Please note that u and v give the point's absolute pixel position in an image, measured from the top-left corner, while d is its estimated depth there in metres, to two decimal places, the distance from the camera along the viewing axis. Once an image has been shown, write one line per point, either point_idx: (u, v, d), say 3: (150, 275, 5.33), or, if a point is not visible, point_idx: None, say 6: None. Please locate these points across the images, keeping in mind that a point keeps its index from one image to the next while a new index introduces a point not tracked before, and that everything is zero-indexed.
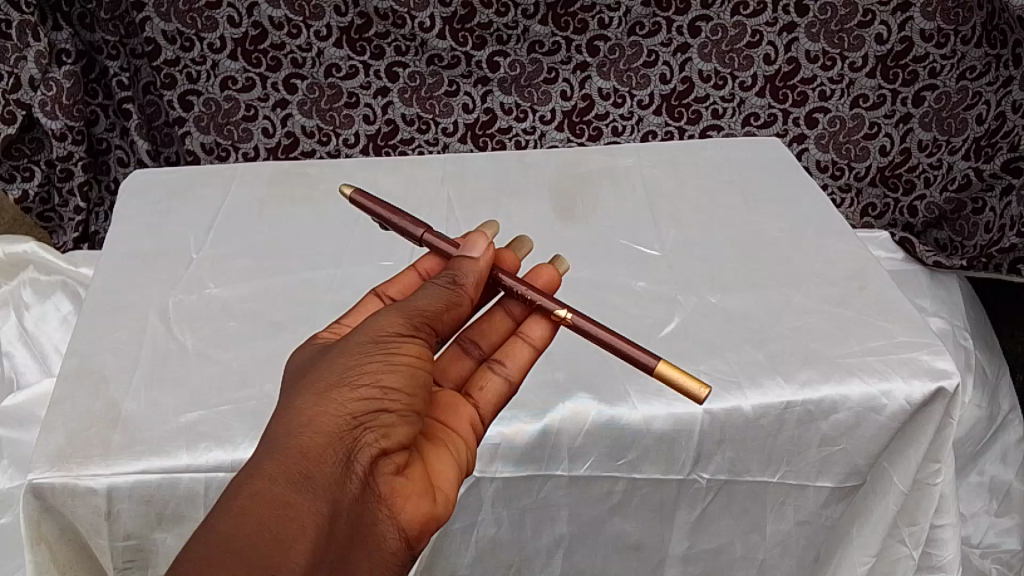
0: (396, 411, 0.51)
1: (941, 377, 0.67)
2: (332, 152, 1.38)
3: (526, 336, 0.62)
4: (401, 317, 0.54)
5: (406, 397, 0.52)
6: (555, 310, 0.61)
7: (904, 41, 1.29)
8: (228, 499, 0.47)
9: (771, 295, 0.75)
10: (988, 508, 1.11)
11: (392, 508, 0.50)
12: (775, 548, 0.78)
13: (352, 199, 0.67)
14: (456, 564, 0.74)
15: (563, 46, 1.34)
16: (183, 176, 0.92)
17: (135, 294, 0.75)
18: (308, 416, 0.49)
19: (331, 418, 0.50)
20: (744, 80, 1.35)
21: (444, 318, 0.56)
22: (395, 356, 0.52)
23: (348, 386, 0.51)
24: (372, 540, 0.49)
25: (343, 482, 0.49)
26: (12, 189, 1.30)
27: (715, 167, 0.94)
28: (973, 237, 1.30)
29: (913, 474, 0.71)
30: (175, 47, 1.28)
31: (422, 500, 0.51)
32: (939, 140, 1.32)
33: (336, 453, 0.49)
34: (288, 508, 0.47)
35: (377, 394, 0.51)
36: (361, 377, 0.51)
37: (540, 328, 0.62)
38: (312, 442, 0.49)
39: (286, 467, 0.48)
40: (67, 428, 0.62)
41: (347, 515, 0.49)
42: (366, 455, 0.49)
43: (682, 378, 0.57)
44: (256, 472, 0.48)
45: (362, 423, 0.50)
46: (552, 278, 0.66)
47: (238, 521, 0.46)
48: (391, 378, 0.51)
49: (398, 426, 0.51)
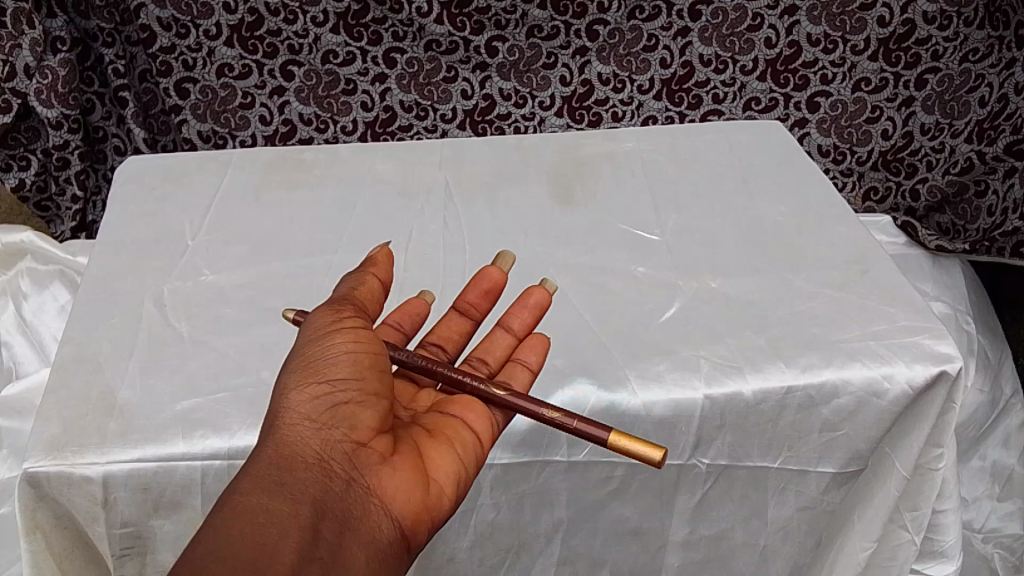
0: (354, 401, 0.52)
1: (944, 361, 0.66)
2: (331, 139, 1.37)
3: (523, 361, 0.63)
4: (331, 310, 0.55)
5: (358, 382, 0.53)
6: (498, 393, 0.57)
7: (906, 23, 1.27)
8: (211, 521, 0.47)
9: (771, 279, 0.74)
10: (990, 492, 1.11)
11: (381, 497, 0.51)
12: (775, 533, 0.78)
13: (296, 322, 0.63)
14: (455, 550, 0.74)
15: (563, 30, 1.32)
16: (178, 162, 0.91)
17: (131, 281, 0.74)
18: (275, 425, 0.51)
19: (297, 424, 0.51)
20: (745, 64, 1.34)
21: (372, 302, 0.58)
22: (337, 346, 0.53)
23: (301, 386, 0.52)
24: (366, 532, 0.50)
25: (321, 480, 0.50)
26: (8, 178, 1.29)
27: (715, 151, 0.93)
28: (975, 220, 1.28)
29: (914, 458, 0.70)
30: (170, 34, 1.27)
31: (408, 485, 0.52)
32: (941, 124, 1.31)
33: (310, 454, 0.51)
34: (271, 514, 0.48)
35: (329, 389, 0.52)
36: (311, 377, 0.52)
37: (534, 353, 0.63)
38: (282, 450, 0.50)
39: (265, 477, 0.49)
40: (62, 416, 0.62)
41: (334, 513, 0.49)
42: (339, 450, 0.51)
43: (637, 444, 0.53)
44: (237, 491, 0.49)
45: (327, 421, 0.52)
46: (543, 294, 0.66)
47: (221, 535, 0.46)
48: (337, 371, 0.53)
49: (362, 415, 0.52)
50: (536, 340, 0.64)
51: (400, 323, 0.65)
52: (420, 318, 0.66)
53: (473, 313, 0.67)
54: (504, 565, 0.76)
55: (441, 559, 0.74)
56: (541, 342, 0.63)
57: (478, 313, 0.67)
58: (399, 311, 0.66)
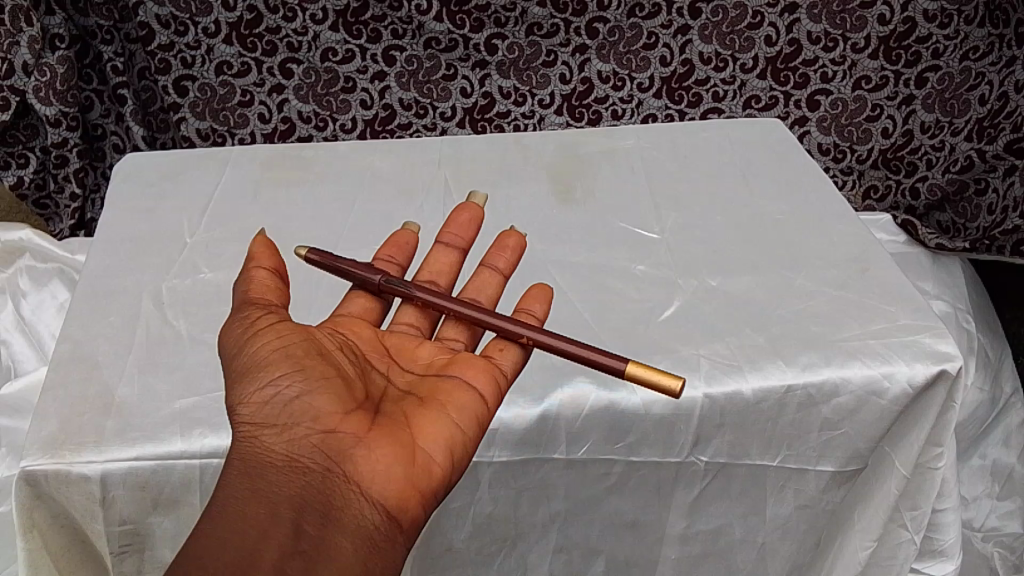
0: (304, 391, 0.52)
1: (944, 360, 0.66)
2: (329, 137, 1.38)
3: (529, 310, 0.64)
4: (257, 307, 0.56)
5: (300, 373, 0.53)
6: (521, 336, 0.59)
7: (907, 21, 1.27)
8: (198, 535, 0.50)
9: (771, 278, 0.74)
10: (990, 492, 1.11)
11: (359, 481, 0.50)
12: (774, 530, 0.78)
13: (308, 259, 0.65)
14: (452, 543, 0.74)
15: (562, 28, 1.32)
16: (177, 159, 0.91)
17: (127, 279, 0.74)
18: (237, 435, 0.52)
19: (256, 430, 0.52)
20: (745, 62, 1.34)
21: (270, 294, 0.57)
22: (264, 348, 0.54)
23: (249, 391, 0.53)
24: (351, 518, 0.50)
25: (293, 477, 0.51)
26: (7, 176, 1.29)
27: (716, 149, 0.92)
28: (975, 219, 1.28)
29: (914, 457, 0.70)
30: (169, 31, 1.26)
31: (388, 460, 0.51)
32: (941, 122, 1.31)
33: (278, 454, 0.52)
34: (252, 520, 0.50)
35: (274, 387, 0.53)
36: (255, 380, 0.53)
37: (540, 302, 0.64)
38: (249, 458, 0.52)
39: (238, 486, 0.51)
40: (59, 415, 0.61)
41: (314, 507, 0.51)
42: (307, 444, 0.52)
43: (653, 376, 0.56)
44: (215, 504, 0.50)
45: (284, 420, 0.52)
46: (521, 238, 0.70)
47: (204, 549, 0.49)
48: (275, 369, 0.53)
49: (318, 403, 0.52)
50: (536, 292, 0.65)
51: (392, 257, 0.68)
52: (410, 250, 0.69)
53: (461, 242, 0.70)
54: (502, 558, 0.76)
55: (438, 553, 0.74)
56: (546, 292, 0.65)
57: (464, 243, 0.70)
58: (391, 245, 0.69)
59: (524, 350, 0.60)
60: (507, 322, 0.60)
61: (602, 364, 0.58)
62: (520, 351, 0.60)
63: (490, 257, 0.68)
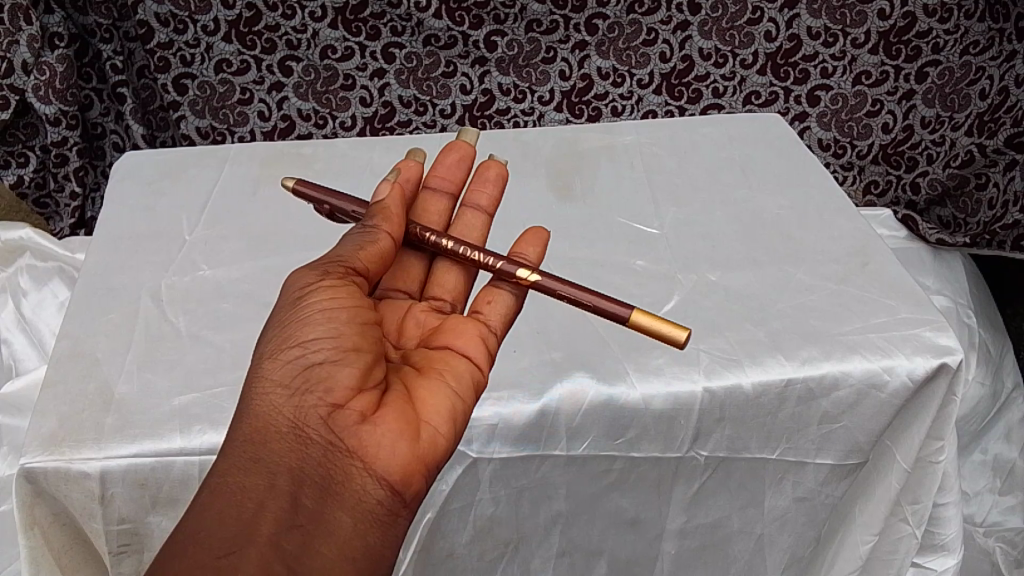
0: (328, 360, 0.51)
1: (945, 353, 0.66)
2: (329, 135, 1.37)
3: (522, 257, 0.65)
4: (330, 266, 0.55)
5: (330, 342, 0.52)
6: (517, 273, 0.61)
7: (907, 16, 1.26)
8: (198, 500, 0.50)
9: (771, 272, 0.74)
10: (991, 486, 1.10)
11: (364, 456, 0.49)
12: (773, 522, 0.78)
13: (296, 191, 0.67)
14: (454, 545, 0.73)
15: (562, 24, 1.31)
16: (175, 157, 0.91)
17: (127, 276, 0.74)
18: (248, 398, 0.51)
19: (268, 393, 0.51)
20: (745, 58, 1.33)
21: (374, 263, 0.56)
22: (302, 312, 0.53)
23: (272, 355, 0.52)
24: (353, 494, 0.49)
25: (302, 447, 0.50)
26: (7, 175, 1.29)
27: (716, 144, 0.92)
28: (975, 214, 1.29)
29: (915, 452, 0.70)
30: (168, 30, 1.26)
31: (394, 435, 0.50)
32: (942, 116, 1.31)
33: (286, 423, 0.50)
34: (251, 491, 0.49)
35: (299, 352, 0.52)
36: (285, 342, 0.52)
37: (533, 247, 0.65)
38: (256, 421, 0.50)
39: (241, 452, 0.50)
40: (60, 413, 0.61)
41: (317, 480, 0.49)
42: (315, 414, 0.50)
43: (660, 325, 0.57)
44: (218, 468, 0.50)
45: (301, 385, 0.51)
46: (502, 167, 0.71)
47: (208, 515, 0.49)
48: (305, 333, 0.52)
49: (337, 374, 0.51)
50: (532, 236, 0.65)
51: None
52: None
53: (449, 184, 0.70)
54: (504, 559, 0.76)
55: (439, 554, 0.74)
56: (539, 236, 0.65)
57: (453, 185, 0.70)
58: None
59: (514, 291, 0.62)
60: (503, 262, 0.61)
61: (606, 311, 0.59)
62: (509, 296, 0.62)
63: (474, 196, 0.70)
